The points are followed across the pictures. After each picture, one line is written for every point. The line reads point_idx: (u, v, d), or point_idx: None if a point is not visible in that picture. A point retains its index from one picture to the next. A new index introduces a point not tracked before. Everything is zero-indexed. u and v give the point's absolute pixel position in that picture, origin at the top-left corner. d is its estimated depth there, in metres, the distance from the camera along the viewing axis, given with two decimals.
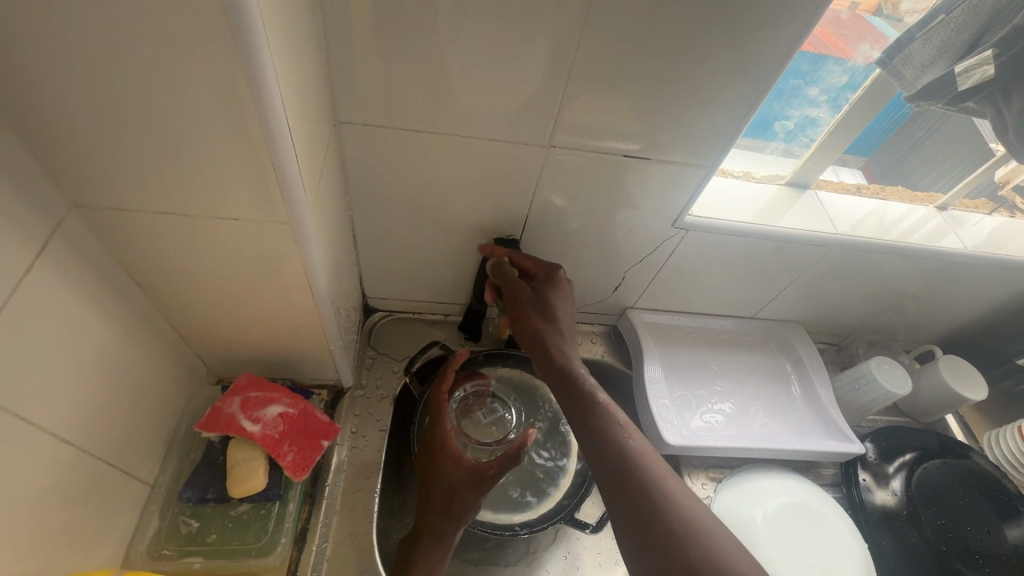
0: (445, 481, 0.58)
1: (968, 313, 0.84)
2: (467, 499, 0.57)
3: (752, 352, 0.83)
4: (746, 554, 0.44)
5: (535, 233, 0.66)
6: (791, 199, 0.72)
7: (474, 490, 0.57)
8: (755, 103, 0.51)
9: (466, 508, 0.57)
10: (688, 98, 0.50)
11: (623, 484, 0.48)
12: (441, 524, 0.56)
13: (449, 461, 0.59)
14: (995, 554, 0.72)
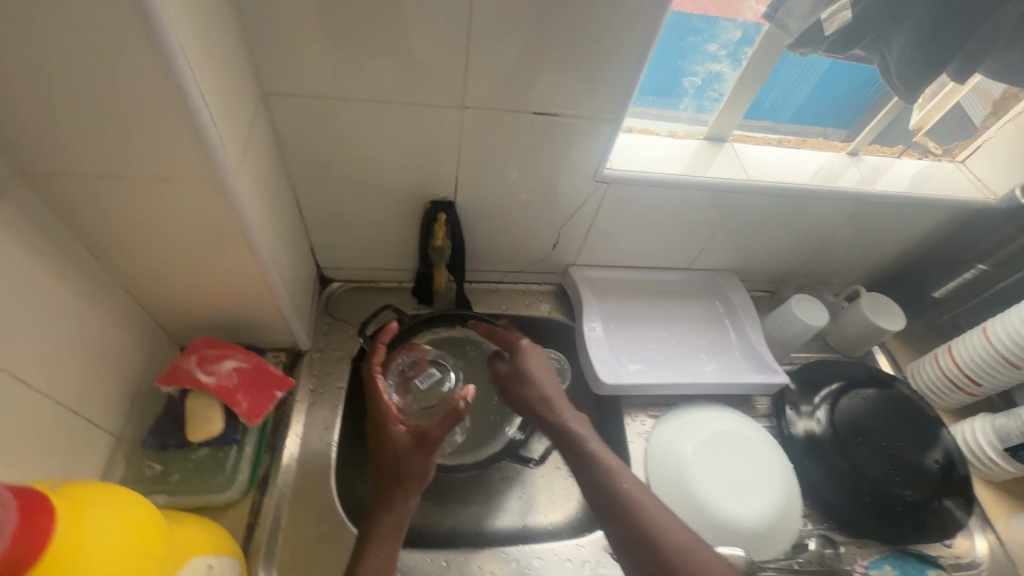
0: (391, 450, 0.62)
1: (887, 253, 0.90)
2: (416, 463, 0.61)
3: (688, 301, 0.89)
4: (698, 546, 0.52)
5: (468, 195, 0.71)
6: (710, 151, 0.77)
7: (422, 454, 0.61)
8: (643, 55, 0.56)
9: (416, 479, 0.60)
10: (582, 53, 0.55)
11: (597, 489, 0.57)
12: (394, 491, 0.59)
13: (393, 431, 0.63)
14: (912, 470, 0.77)
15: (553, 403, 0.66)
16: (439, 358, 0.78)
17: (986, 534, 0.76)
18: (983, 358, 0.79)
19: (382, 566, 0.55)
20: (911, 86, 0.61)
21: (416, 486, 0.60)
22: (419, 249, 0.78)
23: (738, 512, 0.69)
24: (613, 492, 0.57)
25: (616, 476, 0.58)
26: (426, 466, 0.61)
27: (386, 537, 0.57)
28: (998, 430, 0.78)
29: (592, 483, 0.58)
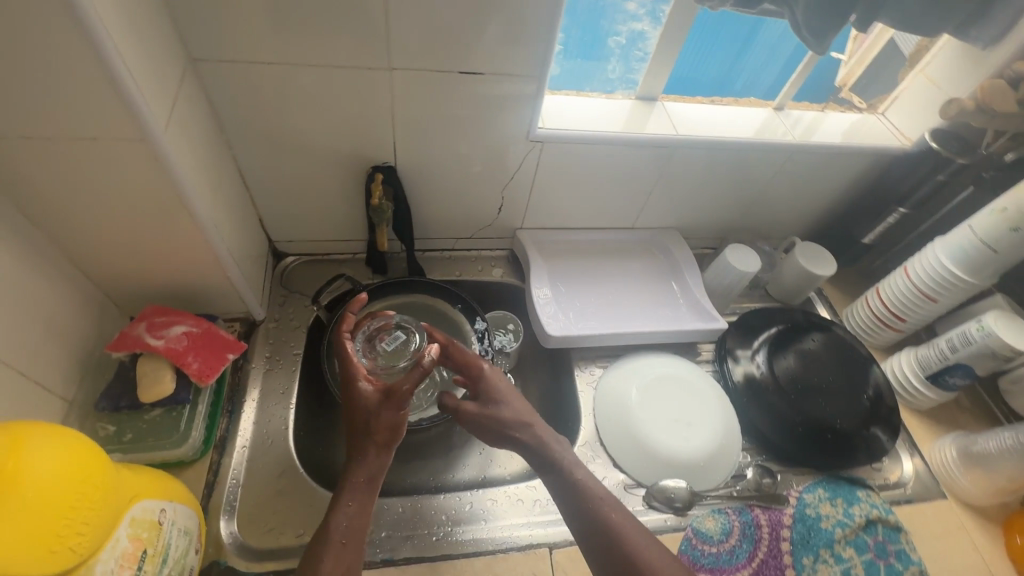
0: (359, 407, 0.58)
1: (818, 204, 0.95)
2: (386, 418, 0.57)
3: (633, 259, 0.93)
4: (633, 523, 0.55)
5: (408, 160, 0.74)
6: (640, 110, 0.80)
7: (391, 411, 0.57)
8: (556, 10, 0.59)
9: (385, 441, 0.57)
10: (498, 10, 0.58)
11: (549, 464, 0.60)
12: (365, 447, 0.56)
13: (359, 387, 0.59)
14: (848, 404, 0.81)
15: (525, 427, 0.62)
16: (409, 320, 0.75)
17: (913, 458, 0.82)
18: (905, 295, 0.84)
19: (354, 520, 0.54)
20: (817, 35, 0.65)
21: (386, 448, 0.57)
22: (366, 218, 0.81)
23: (677, 446, 0.73)
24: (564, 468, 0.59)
25: (593, 493, 0.57)
26: (396, 422, 0.58)
27: (357, 491, 0.55)
28: (919, 360, 0.83)
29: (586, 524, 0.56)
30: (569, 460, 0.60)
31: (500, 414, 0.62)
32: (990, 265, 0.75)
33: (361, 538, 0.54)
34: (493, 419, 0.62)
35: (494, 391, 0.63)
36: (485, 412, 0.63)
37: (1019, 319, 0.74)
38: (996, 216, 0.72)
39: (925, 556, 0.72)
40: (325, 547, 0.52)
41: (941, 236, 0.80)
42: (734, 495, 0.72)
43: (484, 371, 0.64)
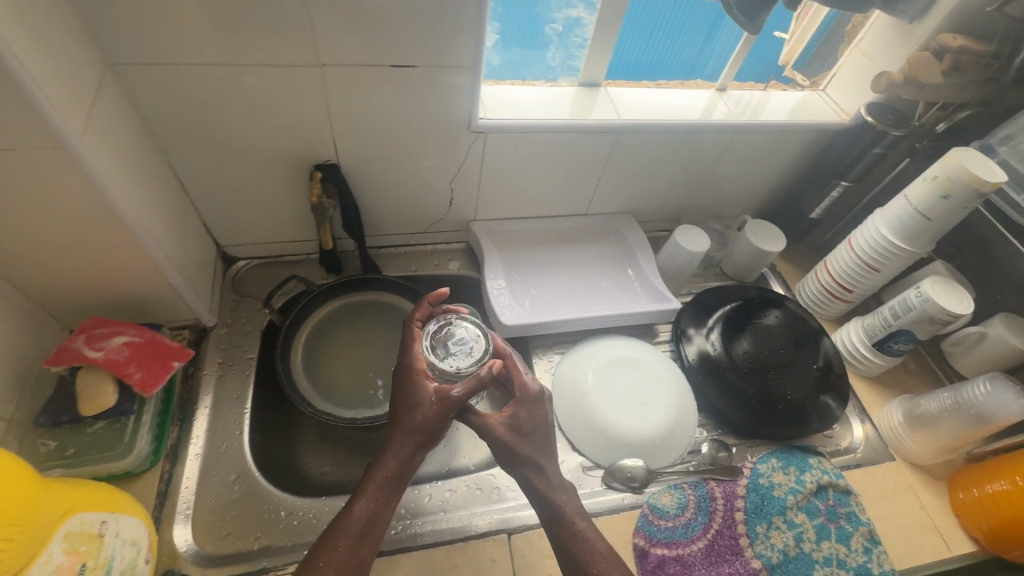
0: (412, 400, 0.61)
1: (766, 182, 0.97)
2: (431, 421, 0.60)
3: (589, 244, 0.94)
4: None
5: (350, 157, 0.73)
6: (583, 96, 0.81)
7: (438, 413, 0.60)
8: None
9: (424, 440, 0.59)
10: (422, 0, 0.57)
11: (553, 516, 0.59)
12: (402, 443, 0.59)
13: (418, 383, 0.61)
14: (799, 375, 0.83)
15: (542, 465, 0.62)
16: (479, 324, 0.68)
17: (863, 424, 0.84)
18: (850, 267, 0.86)
19: (374, 515, 0.55)
20: (748, 12, 0.68)
21: (421, 447, 0.59)
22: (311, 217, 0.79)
23: (632, 426, 0.75)
24: (565, 521, 0.59)
25: (586, 547, 0.57)
26: (438, 426, 0.60)
27: (381, 484, 0.57)
28: (866, 328, 0.85)
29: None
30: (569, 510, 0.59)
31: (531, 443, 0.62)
32: (926, 233, 0.77)
33: (374, 535, 0.54)
34: (519, 447, 0.62)
35: (533, 423, 0.63)
36: (510, 437, 0.62)
37: (955, 283, 0.77)
38: (929, 185, 0.73)
39: (875, 516, 0.74)
40: (339, 541, 0.53)
41: (881, 207, 0.82)
42: (690, 470, 0.74)
43: (530, 395, 0.64)
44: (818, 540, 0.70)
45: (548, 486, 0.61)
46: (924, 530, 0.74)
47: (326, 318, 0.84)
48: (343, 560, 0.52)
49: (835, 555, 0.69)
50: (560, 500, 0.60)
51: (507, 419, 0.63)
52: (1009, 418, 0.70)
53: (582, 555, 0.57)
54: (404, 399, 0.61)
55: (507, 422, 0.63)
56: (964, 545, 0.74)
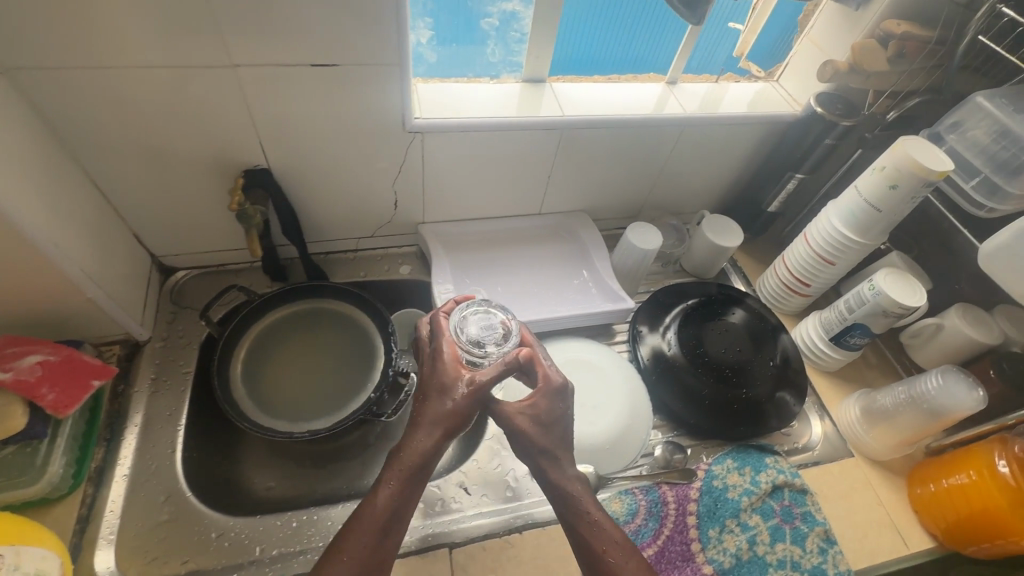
0: (443, 383, 0.55)
1: (723, 176, 0.95)
2: (460, 409, 0.53)
3: (543, 244, 0.92)
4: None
5: (281, 161, 0.70)
6: (526, 93, 0.79)
7: (469, 398, 0.54)
8: None
9: (452, 427, 0.53)
10: None
11: (567, 501, 0.55)
12: (428, 429, 0.53)
13: (449, 365, 0.55)
14: (756, 372, 0.82)
15: (559, 459, 0.56)
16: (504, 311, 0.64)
17: (823, 420, 0.83)
18: (806, 261, 0.85)
19: (397, 508, 0.50)
20: (688, 3, 0.67)
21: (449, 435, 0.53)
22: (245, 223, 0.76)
23: (582, 431, 0.73)
24: (580, 509, 0.54)
25: (600, 541, 0.53)
26: (468, 412, 0.54)
27: (405, 475, 0.51)
28: (823, 323, 0.84)
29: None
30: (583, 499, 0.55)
31: (557, 437, 0.57)
32: (879, 225, 0.75)
33: (396, 529, 0.50)
34: (540, 440, 0.56)
35: (558, 417, 0.57)
36: (532, 428, 0.56)
37: (908, 275, 0.75)
38: (877, 175, 0.71)
39: (831, 516, 0.73)
40: (359, 537, 0.49)
41: (834, 200, 0.80)
42: (642, 474, 0.73)
43: (557, 386, 0.58)
44: (772, 542, 0.68)
45: (563, 475, 0.56)
46: (881, 527, 0.73)
47: (270, 328, 0.81)
48: (365, 557, 0.48)
49: (789, 557, 0.67)
50: (574, 488, 0.55)
51: (528, 409, 0.56)
52: (963, 411, 0.67)
53: (597, 545, 0.53)
54: (433, 382, 0.55)
55: (529, 412, 0.57)
56: (923, 542, 0.72)
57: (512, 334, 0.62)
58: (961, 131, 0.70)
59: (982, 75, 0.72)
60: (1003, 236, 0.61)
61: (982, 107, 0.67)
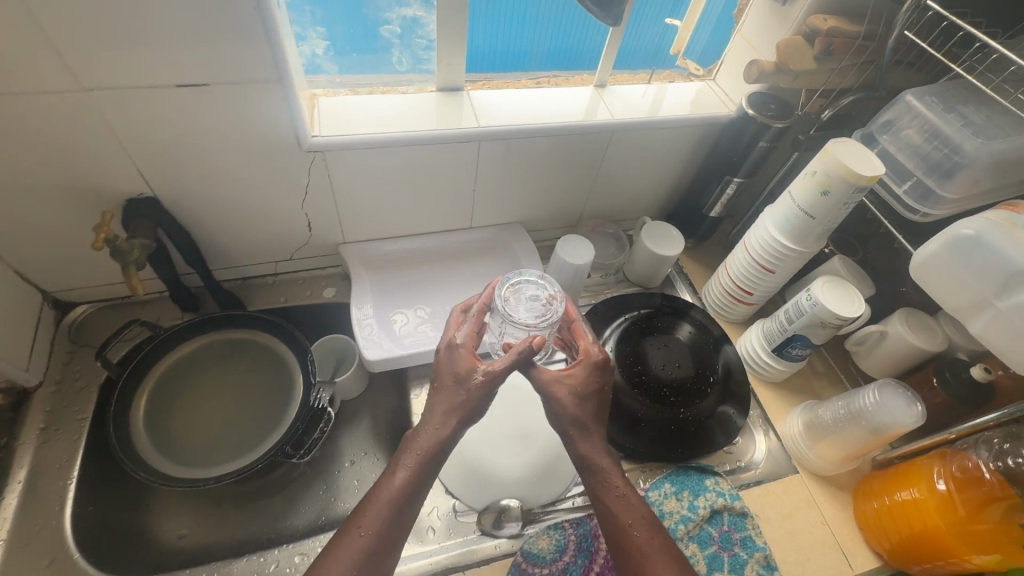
0: (453, 375, 0.55)
1: (663, 181, 0.91)
2: (474, 397, 0.53)
3: (476, 260, 0.88)
4: (668, 552, 0.50)
5: (168, 188, 0.65)
6: (441, 102, 0.74)
7: (482, 387, 0.53)
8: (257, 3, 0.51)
9: (467, 417, 0.53)
10: (186, 11, 0.50)
11: (593, 469, 0.54)
12: (441, 414, 0.53)
13: (465, 354, 0.56)
14: (695, 388, 0.78)
15: (588, 433, 0.56)
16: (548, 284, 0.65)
17: (767, 435, 0.79)
18: (747, 269, 0.81)
19: (414, 487, 0.51)
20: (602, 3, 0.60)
21: (464, 422, 0.53)
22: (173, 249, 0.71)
23: (506, 464, 0.69)
24: (604, 479, 0.54)
25: (623, 511, 0.52)
26: (483, 400, 0.54)
27: (422, 456, 0.52)
28: (765, 333, 0.80)
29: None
30: (606, 467, 0.54)
31: (592, 409, 0.57)
32: (813, 233, 0.71)
33: (410, 510, 0.50)
34: (573, 412, 0.56)
35: (595, 389, 0.58)
36: (569, 399, 0.56)
37: (846, 283, 0.72)
38: (808, 181, 0.68)
39: (771, 539, 0.69)
40: (375, 512, 0.49)
41: (770, 206, 0.76)
42: (575, 507, 0.67)
43: (594, 358, 0.59)
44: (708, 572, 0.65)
45: (591, 447, 0.55)
46: (824, 547, 0.70)
47: (178, 365, 0.75)
48: (382, 533, 0.48)
49: None
50: (600, 462, 0.55)
51: (565, 378, 0.57)
52: (899, 428, 0.64)
53: (622, 519, 0.52)
54: (444, 375, 0.55)
55: (566, 381, 0.57)
56: (868, 562, 0.69)
57: (555, 302, 0.62)
58: (893, 132, 0.67)
59: (914, 69, 0.71)
60: (933, 247, 0.58)
61: (912, 106, 0.64)
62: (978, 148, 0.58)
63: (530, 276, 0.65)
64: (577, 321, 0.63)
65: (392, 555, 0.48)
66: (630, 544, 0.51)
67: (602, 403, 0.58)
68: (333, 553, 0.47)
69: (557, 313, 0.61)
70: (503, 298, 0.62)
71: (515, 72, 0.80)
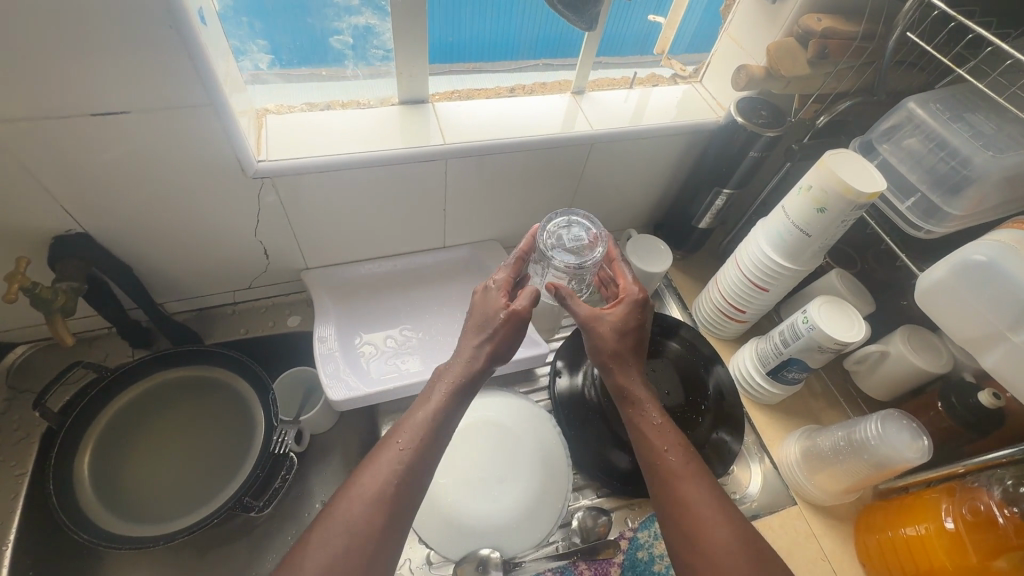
0: (485, 313, 0.61)
1: (648, 191, 0.86)
2: (506, 336, 0.59)
3: (451, 281, 0.83)
4: (703, 480, 0.53)
5: (99, 222, 0.59)
6: (404, 116, 0.67)
7: (508, 322, 0.59)
8: (174, 21, 0.45)
9: (497, 351, 0.59)
10: (91, 31, 0.43)
11: (630, 400, 0.59)
12: (476, 341, 0.59)
13: (496, 292, 0.61)
14: (685, 416, 0.73)
15: (628, 367, 0.60)
16: (594, 226, 0.66)
17: (762, 462, 0.75)
18: (739, 286, 0.76)
19: (446, 411, 0.54)
20: (574, 7, 0.52)
21: (494, 354, 0.58)
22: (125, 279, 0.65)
23: (484, 510, 0.64)
24: (640, 410, 0.58)
25: (660, 442, 0.56)
26: (513, 335, 0.59)
27: (459, 382, 0.56)
28: (759, 354, 0.75)
29: (667, 511, 0.53)
30: (642, 398, 0.59)
31: (632, 344, 0.61)
32: (810, 250, 0.66)
33: (443, 435, 0.54)
34: (613, 346, 0.60)
35: (631, 324, 0.61)
36: (613, 333, 0.60)
37: (846, 303, 0.67)
38: (804, 196, 0.62)
39: None
40: (411, 431, 0.52)
41: (763, 220, 0.71)
42: (556, 552, 0.65)
43: (635, 297, 0.63)
44: None
45: (629, 380, 0.59)
46: None
47: (128, 409, 0.69)
48: (420, 446, 0.51)
49: None
50: (638, 394, 0.59)
51: (609, 315, 0.61)
52: (904, 464, 0.59)
53: (658, 445, 0.56)
54: (477, 312, 0.61)
55: (610, 319, 0.61)
56: None
57: (597, 246, 0.64)
58: (893, 141, 0.61)
59: (914, 69, 0.66)
60: (940, 271, 0.53)
61: (914, 114, 0.59)
62: (987, 162, 0.53)
63: (577, 216, 0.67)
64: (618, 260, 0.68)
65: (429, 468, 0.51)
66: (669, 470, 0.54)
67: (639, 340, 0.62)
68: (376, 462, 0.50)
69: (597, 256, 0.63)
70: (547, 239, 0.64)
71: (505, 61, 0.75)
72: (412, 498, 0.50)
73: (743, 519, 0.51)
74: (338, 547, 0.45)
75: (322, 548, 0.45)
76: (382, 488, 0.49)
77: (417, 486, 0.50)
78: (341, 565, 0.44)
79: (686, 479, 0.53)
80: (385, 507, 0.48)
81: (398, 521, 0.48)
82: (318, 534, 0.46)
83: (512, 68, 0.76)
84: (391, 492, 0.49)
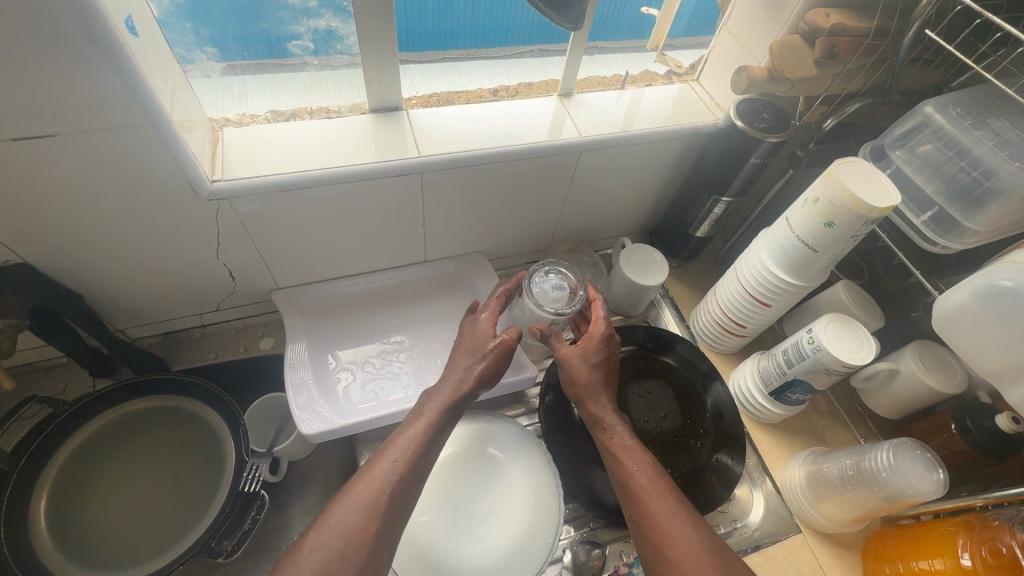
0: (473, 340, 0.61)
1: (641, 197, 0.81)
2: (493, 364, 0.59)
3: (432, 298, 0.78)
4: (677, 499, 0.51)
5: (38, 252, 0.54)
6: (375, 126, 0.62)
7: (494, 355, 0.59)
8: (96, 40, 0.39)
9: (486, 375, 0.58)
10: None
11: (597, 423, 0.58)
12: (467, 362, 0.59)
13: (481, 325, 0.61)
14: (682, 442, 0.69)
15: (598, 396, 0.59)
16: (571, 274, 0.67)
17: (764, 487, 0.71)
18: (738, 301, 0.71)
19: (433, 432, 0.53)
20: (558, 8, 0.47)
21: (486, 375, 0.58)
22: (76, 310, 0.60)
23: (467, 549, 0.61)
24: (607, 434, 0.57)
25: (627, 463, 0.54)
26: (500, 367, 0.59)
27: (450, 403, 0.56)
28: (762, 373, 0.71)
29: (639, 530, 0.50)
30: (610, 422, 0.58)
31: (605, 376, 0.61)
32: (815, 267, 0.61)
33: (431, 456, 0.53)
34: (585, 377, 0.60)
35: (606, 359, 0.62)
36: (585, 370, 0.60)
37: (854, 321, 0.62)
38: (809, 209, 0.57)
39: None
40: (404, 446, 0.52)
41: (766, 230, 0.66)
42: None
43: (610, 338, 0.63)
44: None
45: (599, 408, 0.59)
46: None
47: (83, 449, 0.64)
48: (412, 461, 0.50)
49: None
50: (608, 419, 0.58)
51: (584, 354, 0.61)
52: (917, 498, 0.56)
53: (627, 465, 0.54)
54: (466, 339, 0.61)
55: (585, 357, 0.61)
56: None
57: (577, 291, 0.65)
58: (908, 147, 0.56)
59: (930, 67, 0.60)
60: (959, 297, 0.49)
61: (932, 119, 0.54)
62: (1015, 173, 0.48)
63: (555, 266, 0.68)
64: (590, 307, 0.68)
65: (416, 488, 0.50)
66: (636, 490, 0.52)
67: (611, 373, 0.62)
68: (367, 473, 0.49)
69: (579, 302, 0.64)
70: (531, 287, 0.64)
71: (496, 50, 0.70)
72: (402, 514, 0.48)
73: (714, 534, 0.49)
74: (332, 550, 0.43)
75: (316, 552, 0.43)
76: (376, 494, 0.47)
77: (407, 504, 0.49)
78: (334, 569, 0.42)
79: (653, 499, 0.51)
80: (381, 513, 0.46)
81: (387, 536, 0.46)
82: (314, 537, 0.44)
83: (499, 62, 0.71)
84: (386, 499, 0.47)
